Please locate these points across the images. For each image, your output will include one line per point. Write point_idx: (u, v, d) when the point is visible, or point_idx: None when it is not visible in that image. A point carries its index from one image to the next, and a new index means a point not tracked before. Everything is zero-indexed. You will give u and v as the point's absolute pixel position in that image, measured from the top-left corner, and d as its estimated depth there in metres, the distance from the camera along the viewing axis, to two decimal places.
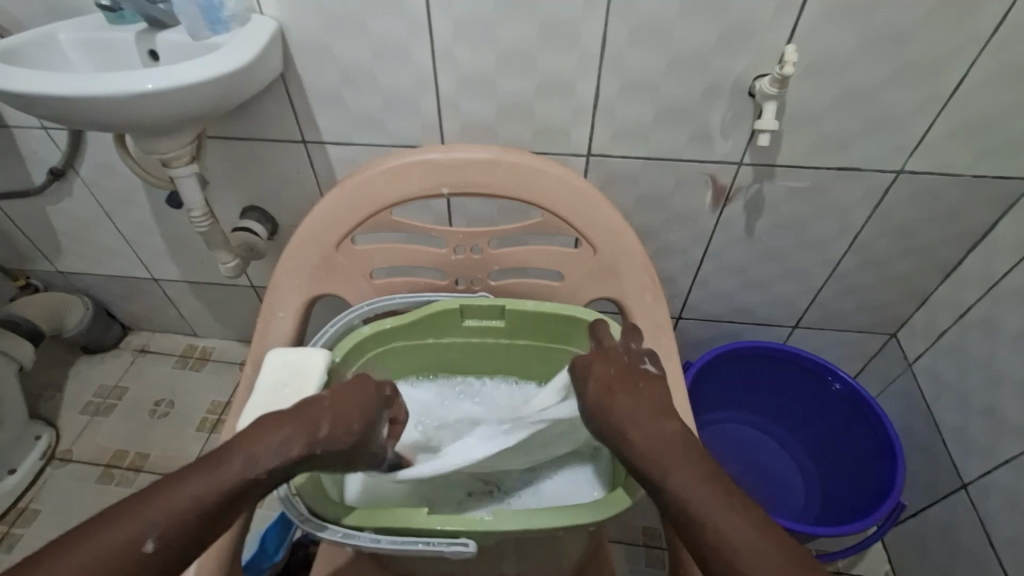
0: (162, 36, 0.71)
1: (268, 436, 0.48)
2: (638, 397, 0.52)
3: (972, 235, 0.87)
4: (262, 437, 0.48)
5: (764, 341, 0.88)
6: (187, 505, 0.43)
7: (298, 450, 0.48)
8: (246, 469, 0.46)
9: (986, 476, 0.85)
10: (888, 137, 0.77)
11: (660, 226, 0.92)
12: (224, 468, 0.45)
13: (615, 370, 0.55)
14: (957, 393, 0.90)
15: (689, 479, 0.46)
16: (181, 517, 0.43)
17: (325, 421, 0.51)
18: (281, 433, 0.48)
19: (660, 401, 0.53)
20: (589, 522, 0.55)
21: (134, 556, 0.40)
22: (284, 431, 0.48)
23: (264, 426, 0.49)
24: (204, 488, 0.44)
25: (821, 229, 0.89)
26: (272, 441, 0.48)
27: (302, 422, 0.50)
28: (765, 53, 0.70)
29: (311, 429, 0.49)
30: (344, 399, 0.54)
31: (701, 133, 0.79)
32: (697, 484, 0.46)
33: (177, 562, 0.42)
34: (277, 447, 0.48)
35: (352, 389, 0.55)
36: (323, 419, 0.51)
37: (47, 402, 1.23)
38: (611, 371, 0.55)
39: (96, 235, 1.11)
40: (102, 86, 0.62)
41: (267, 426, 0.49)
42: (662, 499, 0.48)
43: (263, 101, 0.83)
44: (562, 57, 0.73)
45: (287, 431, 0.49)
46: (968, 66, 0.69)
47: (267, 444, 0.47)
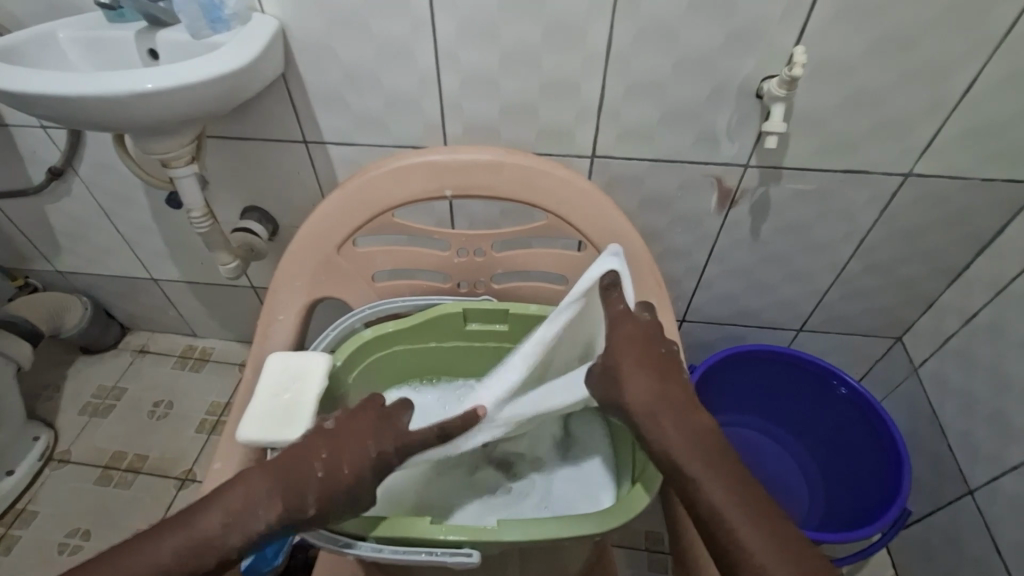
0: (161, 34, 0.70)
1: (251, 487, 0.49)
2: (664, 393, 0.53)
3: (980, 239, 0.86)
4: (243, 489, 0.49)
5: (768, 345, 0.87)
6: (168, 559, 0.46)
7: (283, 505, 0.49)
8: (227, 526, 0.48)
9: (993, 482, 0.84)
10: (897, 140, 0.76)
11: (664, 228, 0.91)
12: (208, 522, 0.48)
13: (646, 361, 0.54)
14: (964, 398, 0.89)
15: (711, 483, 0.48)
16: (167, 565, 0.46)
17: (313, 468, 0.50)
18: (262, 486, 0.49)
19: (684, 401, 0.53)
20: (589, 532, 0.54)
21: None
22: (267, 482, 0.49)
23: (250, 477, 0.50)
24: (186, 542, 0.47)
25: (827, 232, 0.88)
26: (258, 495, 0.49)
27: (286, 472, 0.50)
28: (773, 54, 0.69)
29: (294, 483, 0.49)
30: (340, 436, 0.52)
31: (707, 135, 0.78)
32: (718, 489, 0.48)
33: None
34: (260, 501, 0.49)
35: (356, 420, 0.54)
36: (314, 465, 0.50)
37: (45, 402, 1.22)
38: (635, 370, 0.53)
39: (96, 235, 1.10)
40: (101, 86, 0.61)
41: (253, 477, 0.49)
42: (682, 492, 0.50)
43: (264, 101, 0.82)
44: (567, 58, 0.72)
45: (269, 488, 0.49)
46: (977, 70, 0.68)
47: (246, 499, 0.48)
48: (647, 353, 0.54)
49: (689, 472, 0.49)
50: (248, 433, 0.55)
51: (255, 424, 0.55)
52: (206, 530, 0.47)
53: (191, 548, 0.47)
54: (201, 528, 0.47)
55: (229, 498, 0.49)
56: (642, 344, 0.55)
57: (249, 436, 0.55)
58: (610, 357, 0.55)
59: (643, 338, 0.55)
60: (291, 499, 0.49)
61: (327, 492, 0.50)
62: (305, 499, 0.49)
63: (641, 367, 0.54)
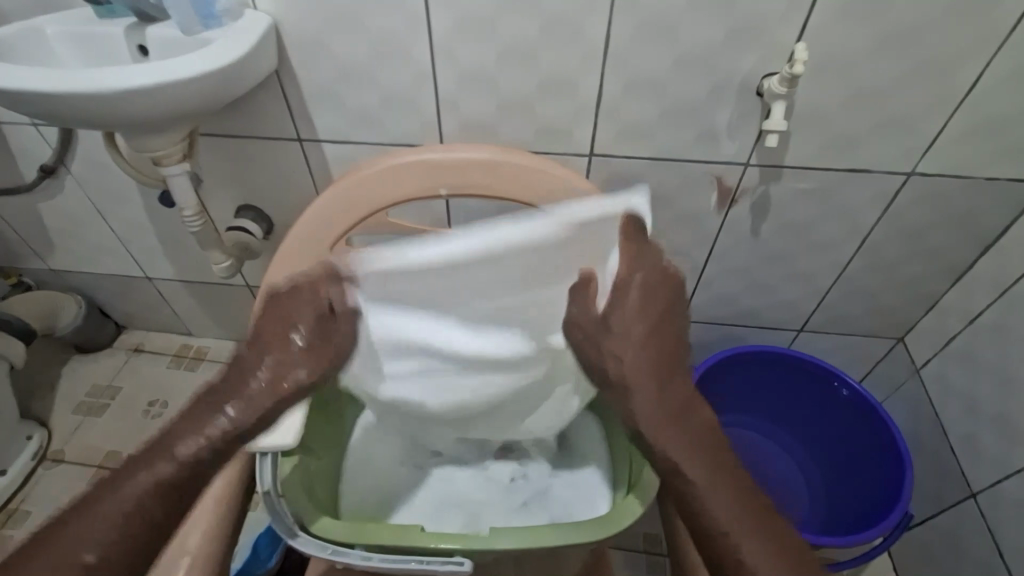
0: (151, 30, 0.69)
1: (197, 422, 0.51)
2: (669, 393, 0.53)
3: (983, 238, 0.85)
4: (194, 424, 0.51)
5: (768, 345, 0.86)
6: (123, 517, 0.46)
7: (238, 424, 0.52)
8: (175, 466, 0.49)
9: (995, 484, 0.83)
10: (899, 138, 0.75)
11: (663, 227, 0.90)
12: (156, 469, 0.48)
13: (653, 357, 0.54)
14: (966, 399, 0.88)
15: (713, 490, 0.49)
16: (118, 522, 0.46)
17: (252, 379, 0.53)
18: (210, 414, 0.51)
19: (686, 404, 0.54)
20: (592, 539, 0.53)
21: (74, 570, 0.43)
22: (213, 418, 0.51)
23: (195, 414, 0.51)
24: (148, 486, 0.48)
25: (829, 231, 0.87)
26: (204, 425, 0.51)
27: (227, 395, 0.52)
28: (774, 51, 0.68)
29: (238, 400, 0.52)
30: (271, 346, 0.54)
31: (707, 133, 0.77)
32: (719, 497, 0.49)
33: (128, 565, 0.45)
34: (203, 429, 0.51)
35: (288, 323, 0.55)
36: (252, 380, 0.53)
37: (39, 402, 1.21)
38: (644, 365, 0.54)
39: (90, 234, 1.09)
40: (90, 83, 0.60)
41: (197, 412, 0.52)
42: (681, 496, 0.50)
43: (257, 97, 0.80)
44: (564, 54, 0.71)
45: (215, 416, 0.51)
46: (982, 67, 0.67)
47: (191, 434, 0.50)
48: (656, 350, 0.54)
49: (683, 468, 0.50)
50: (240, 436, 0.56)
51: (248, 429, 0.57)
52: (165, 470, 0.49)
53: (157, 490, 0.48)
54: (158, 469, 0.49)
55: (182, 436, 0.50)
56: (646, 338, 0.55)
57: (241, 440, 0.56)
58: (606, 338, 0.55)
59: (647, 319, 0.55)
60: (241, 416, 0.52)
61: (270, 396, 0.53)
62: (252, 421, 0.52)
63: (648, 363, 0.54)
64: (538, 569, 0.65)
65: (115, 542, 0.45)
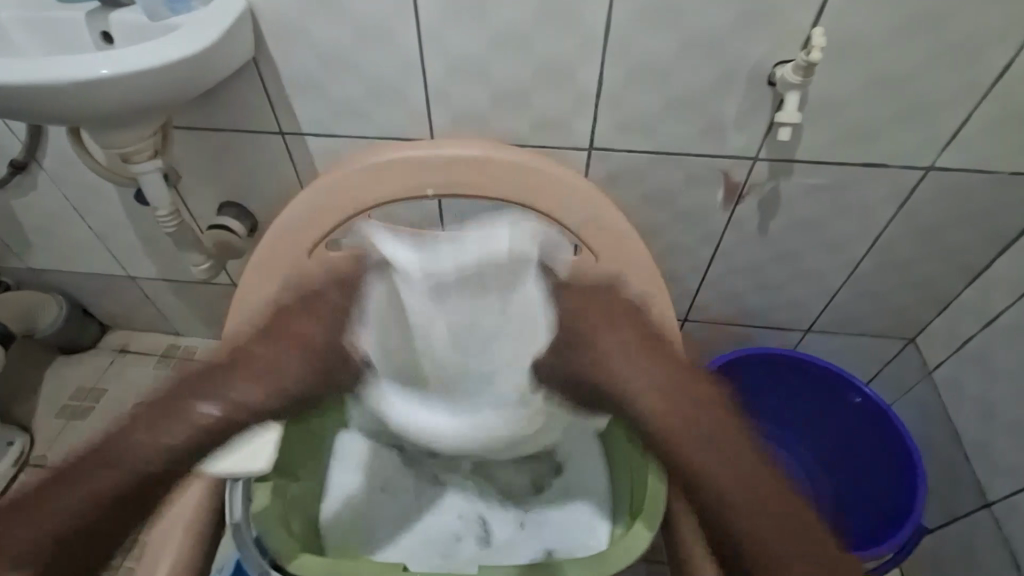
0: (115, 16, 0.63)
1: (156, 433, 0.51)
2: (649, 359, 0.56)
3: (1003, 236, 0.80)
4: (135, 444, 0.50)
5: (778, 348, 0.82)
6: (92, 500, 0.48)
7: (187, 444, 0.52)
8: (140, 466, 0.50)
9: (1012, 497, 0.79)
10: (919, 131, 0.70)
11: (666, 225, 0.85)
12: (119, 468, 0.49)
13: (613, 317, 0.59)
14: (982, 404, 0.84)
15: (727, 480, 0.50)
16: (100, 500, 0.48)
17: (202, 401, 0.52)
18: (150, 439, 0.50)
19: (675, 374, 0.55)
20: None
21: (51, 546, 0.46)
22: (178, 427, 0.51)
23: (145, 425, 0.51)
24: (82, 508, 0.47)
25: (841, 228, 0.83)
26: (167, 437, 0.51)
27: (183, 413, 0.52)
28: (787, 37, 0.63)
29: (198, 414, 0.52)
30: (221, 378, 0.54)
31: (713, 125, 0.72)
32: (729, 484, 0.50)
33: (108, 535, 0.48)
34: (164, 435, 0.51)
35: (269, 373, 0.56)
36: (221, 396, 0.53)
37: (21, 405, 1.17)
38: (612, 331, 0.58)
39: (67, 232, 1.04)
40: (48, 74, 0.55)
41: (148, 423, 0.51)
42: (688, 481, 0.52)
43: (232, 87, 0.75)
44: (562, 40, 0.66)
45: (178, 427, 0.51)
46: (1012, 53, 0.62)
47: (163, 433, 0.51)
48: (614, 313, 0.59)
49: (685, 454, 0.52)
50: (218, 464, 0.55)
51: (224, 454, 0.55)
52: (105, 486, 0.48)
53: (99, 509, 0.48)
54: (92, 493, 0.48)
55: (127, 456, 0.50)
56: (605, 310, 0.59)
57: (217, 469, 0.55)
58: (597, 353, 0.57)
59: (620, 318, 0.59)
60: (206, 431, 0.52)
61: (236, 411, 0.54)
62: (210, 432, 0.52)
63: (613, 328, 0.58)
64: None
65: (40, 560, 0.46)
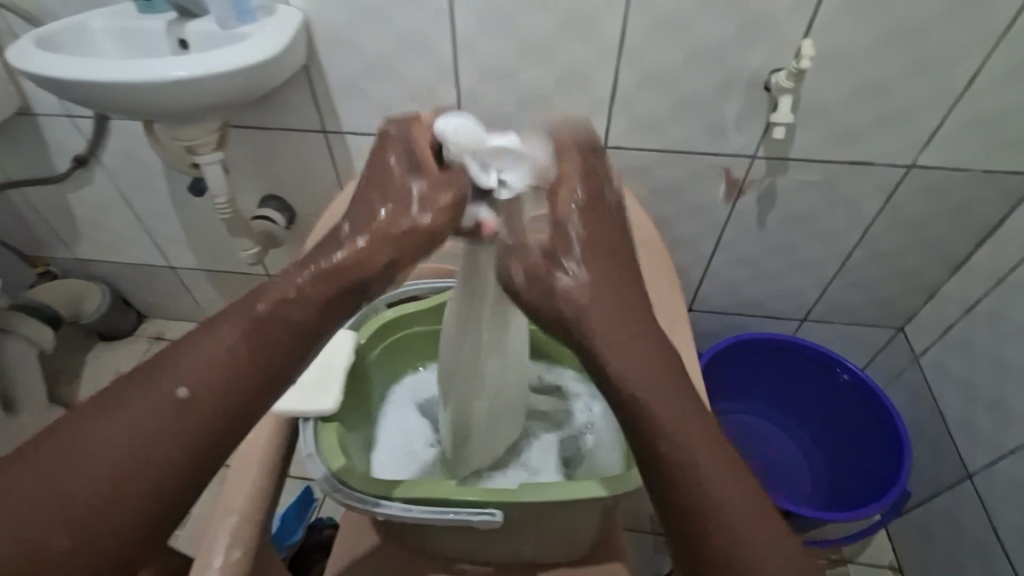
0: (191, 26, 0.73)
1: (281, 285, 0.42)
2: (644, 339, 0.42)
3: (981, 229, 0.88)
4: (209, 339, 0.40)
5: (775, 332, 0.89)
6: (222, 360, 0.39)
7: (256, 344, 0.40)
8: (274, 313, 0.41)
9: (992, 465, 0.85)
10: (901, 131, 0.78)
11: (674, 218, 0.93)
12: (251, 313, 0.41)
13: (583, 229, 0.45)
14: (964, 384, 0.91)
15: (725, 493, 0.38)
16: (215, 367, 0.39)
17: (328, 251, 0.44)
18: (240, 324, 0.40)
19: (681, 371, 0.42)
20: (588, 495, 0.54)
21: (170, 405, 0.37)
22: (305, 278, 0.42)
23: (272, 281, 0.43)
24: (196, 427, 0.37)
25: (832, 221, 0.90)
26: (290, 284, 0.42)
27: (269, 291, 0.42)
28: (781, 48, 0.71)
29: (285, 295, 0.42)
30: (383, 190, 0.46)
31: (716, 126, 0.80)
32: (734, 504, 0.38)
33: (225, 394, 0.38)
34: (288, 282, 0.42)
35: (456, 200, 0.48)
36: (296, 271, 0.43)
37: (65, 386, 1.25)
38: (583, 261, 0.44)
39: (116, 224, 1.13)
40: (134, 74, 0.63)
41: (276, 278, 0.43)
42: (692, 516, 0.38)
43: (284, 91, 0.84)
44: (581, 49, 0.74)
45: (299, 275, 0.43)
46: (981, 62, 0.70)
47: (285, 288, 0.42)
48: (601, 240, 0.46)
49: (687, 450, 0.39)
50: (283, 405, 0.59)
51: (291, 397, 0.60)
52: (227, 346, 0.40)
53: (202, 423, 0.37)
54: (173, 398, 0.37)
55: (188, 359, 0.39)
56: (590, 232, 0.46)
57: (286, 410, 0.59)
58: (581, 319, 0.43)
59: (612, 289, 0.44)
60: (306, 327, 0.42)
61: (321, 292, 0.42)
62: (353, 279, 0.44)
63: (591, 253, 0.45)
64: (555, 555, 0.66)
65: (110, 512, 0.34)
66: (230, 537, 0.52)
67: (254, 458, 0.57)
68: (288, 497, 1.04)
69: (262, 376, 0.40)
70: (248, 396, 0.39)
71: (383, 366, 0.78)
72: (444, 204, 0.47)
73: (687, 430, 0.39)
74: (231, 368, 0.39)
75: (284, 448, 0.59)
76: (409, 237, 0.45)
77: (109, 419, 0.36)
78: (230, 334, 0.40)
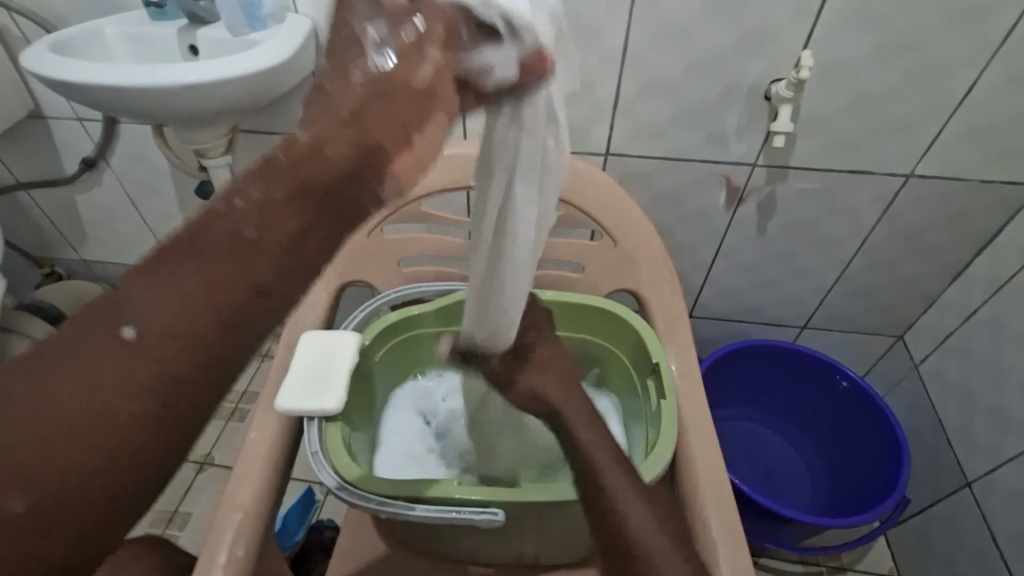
0: (203, 32, 0.74)
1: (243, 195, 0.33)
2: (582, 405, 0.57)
3: (979, 238, 0.89)
4: (168, 273, 0.32)
5: (775, 339, 0.90)
6: (184, 301, 0.32)
7: (222, 276, 0.33)
8: (234, 234, 0.33)
9: (990, 473, 0.85)
10: (899, 141, 0.79)
11: (675, 224, 0.94)
12: (206, 235, 0.33)
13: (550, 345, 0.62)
14: (963, 392, 0.91)
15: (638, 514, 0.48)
16: (175, 310, 0.32)
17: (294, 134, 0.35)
18: (202, 252, 0.33)
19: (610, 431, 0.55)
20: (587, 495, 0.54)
21: (121, 352, 0.31)
22: (271, 185, 0.33)
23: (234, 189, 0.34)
24: (153, 392, 0.31)
25: (831, 229, 0.91)
26: (253, 192, 0.33)
27: (227, 206, 0.33)
28: (781, 58, 0.73)
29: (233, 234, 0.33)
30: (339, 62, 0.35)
31: (717, 135, 0.81)
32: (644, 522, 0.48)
33: (190, 340, 0.32)
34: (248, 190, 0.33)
35: (451, 39, 0.35)
36: (252, 188, 0.33)
37: None
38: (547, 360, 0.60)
39: (123, 226, 1.14)
40: (147, 79, 0.64)
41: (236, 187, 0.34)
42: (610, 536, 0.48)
43: (292, 96, 0.85)
44: (584, 57, 0.76)
45: (262, 181, 0.33)
46: (977, 74, 0.72)
47: (250, 199, 0.33)
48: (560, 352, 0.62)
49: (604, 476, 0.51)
50: (287, 404, 0.60)
51: (294, 397, 0.60)
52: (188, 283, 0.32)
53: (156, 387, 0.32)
54: (125, 347, 0.31)
55: (140, 303, 0.32)
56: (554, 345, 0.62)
57: (289, 409, 0.60)
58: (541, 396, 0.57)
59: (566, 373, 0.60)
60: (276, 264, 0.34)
61: (289, 198, 0.33)
62: (324, 173, 0.34)
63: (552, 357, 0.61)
64: (557, 556, 0.66)
65: (84, 482, 0.30)
66: (235, 535, 0.53)
67: (257, 459, 0.58)
68: (288, 499, 1.04)
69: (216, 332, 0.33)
70: (209, 351, 0.33)
71: (386, 368, 0.78)
72: (436, 48, 0.35)
73: (606, 464, 0.51)
74: (195, 309, 0.32)
75: (286, 450, 0.60)
76: (399, 99, 0.34)
77: (58, 374, 0.30)
78: (185, 282, 0.32)
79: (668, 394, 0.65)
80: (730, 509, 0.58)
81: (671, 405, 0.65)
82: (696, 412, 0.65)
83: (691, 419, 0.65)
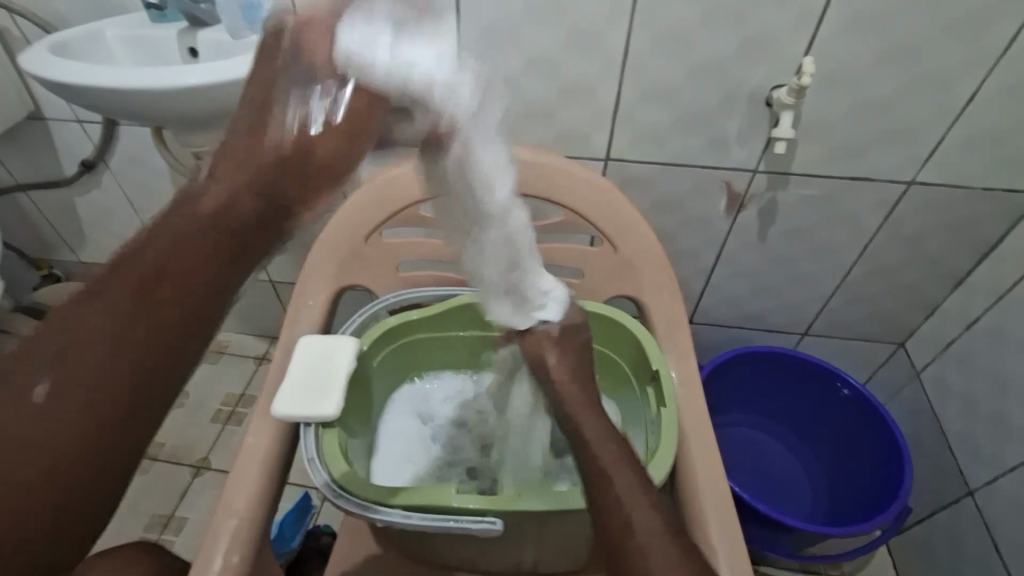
0: (204, 36, 0.74)
1: (146, 249, 0.40)
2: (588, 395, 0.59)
3: (981, 245, 0.88)
4: (79, 321, 0.39)
5: (776, 346, 0.89)
6: (95, 346, 0.38)
7: (136, 327, 0.39)
8: (136, 286, 0.39)
9: (993, 481, 0.85)
10: (901, 148, 0.79)
11: (675, 230, 0.94)
12: (113, 287, 0.39)
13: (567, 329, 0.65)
14: (964, 399, 0.91)
15: (641, 511, 0.48)
16: (86, 352, 0.38)
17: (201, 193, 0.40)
18: (108, 304, 0.39)
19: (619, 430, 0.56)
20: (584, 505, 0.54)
21: (40, 399, 0.37)
22: (166, 242, 0.40)
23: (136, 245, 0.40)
24: (68, 429, 0.37)
25: (833, 235, 0.91)
26: (158, 247, 0.40)
27: (130, 261, 0.40)
28: (782, 64, 0.73)
29: (112, 286, 0.40)
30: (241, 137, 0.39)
31: (718, 141, 0.81)
32: (647, 519, 0.48)
33: (105, 381, 0.38)
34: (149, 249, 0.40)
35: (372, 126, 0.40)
36: (154, 240, 0.40)
37: None
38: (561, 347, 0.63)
39: (122, 228, 1.13)
40: (148, 81, 0.64)
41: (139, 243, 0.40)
42: (610, 530, 0.48)
43: None
44: (584, 62, 0.75)
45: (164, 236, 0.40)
46: (978, 82, 0.71)
47: (160, 248, 0.40)
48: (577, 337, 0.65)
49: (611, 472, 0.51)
50: (284, 410, 0.59)
51: (292, 403, 0.60)
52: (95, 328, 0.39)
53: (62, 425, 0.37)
54: (38, 400, 0.37)
55: (57, 354, 0.38)
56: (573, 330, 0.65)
57: (286, 414, 0.59)
58: (561, 400, 0.59)
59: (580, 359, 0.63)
60: (162, 309, 0.39)
61: (183, 251, 0.40)
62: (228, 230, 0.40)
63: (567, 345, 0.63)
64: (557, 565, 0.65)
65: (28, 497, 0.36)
66: (230, 542, 0.52)
67: (253, 464, 0.57)
68: (286, 504, 1.04)
69: (107, 369, 0.38)
70: (118, 387, 0.39)
71: (384, 373, 0.77)
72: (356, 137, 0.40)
73: (612, 459, 0.52)
74: (106, 353, 0.38)
75: (282, 456, 0.59)
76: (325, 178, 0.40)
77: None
78: (91, 325, 0.39)
79: (669, 402, 0.65)
80: (730, 515, 0.58)
81: (672, 414, 0.64)
82: (696, 420, 0.65)
83: (691, 427, 0.64)
